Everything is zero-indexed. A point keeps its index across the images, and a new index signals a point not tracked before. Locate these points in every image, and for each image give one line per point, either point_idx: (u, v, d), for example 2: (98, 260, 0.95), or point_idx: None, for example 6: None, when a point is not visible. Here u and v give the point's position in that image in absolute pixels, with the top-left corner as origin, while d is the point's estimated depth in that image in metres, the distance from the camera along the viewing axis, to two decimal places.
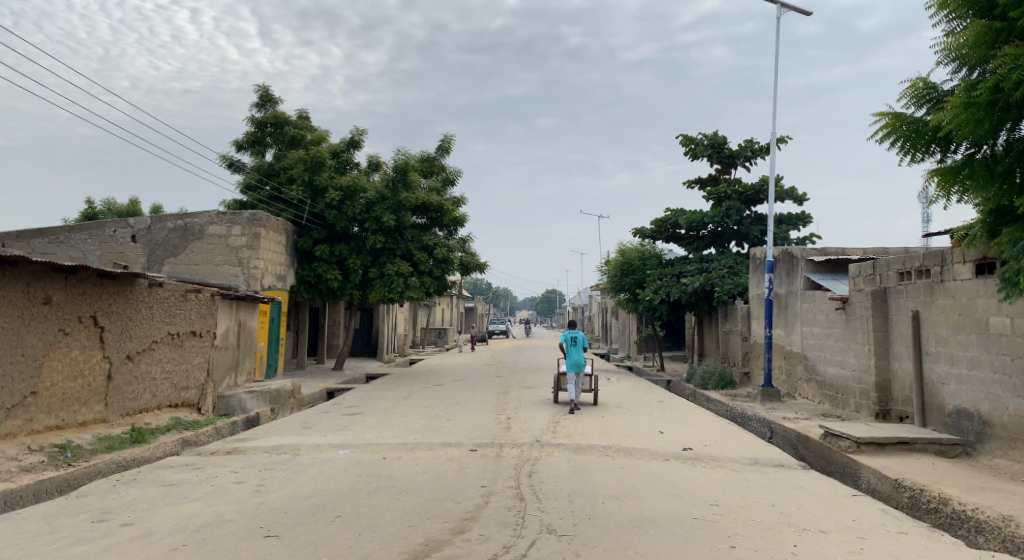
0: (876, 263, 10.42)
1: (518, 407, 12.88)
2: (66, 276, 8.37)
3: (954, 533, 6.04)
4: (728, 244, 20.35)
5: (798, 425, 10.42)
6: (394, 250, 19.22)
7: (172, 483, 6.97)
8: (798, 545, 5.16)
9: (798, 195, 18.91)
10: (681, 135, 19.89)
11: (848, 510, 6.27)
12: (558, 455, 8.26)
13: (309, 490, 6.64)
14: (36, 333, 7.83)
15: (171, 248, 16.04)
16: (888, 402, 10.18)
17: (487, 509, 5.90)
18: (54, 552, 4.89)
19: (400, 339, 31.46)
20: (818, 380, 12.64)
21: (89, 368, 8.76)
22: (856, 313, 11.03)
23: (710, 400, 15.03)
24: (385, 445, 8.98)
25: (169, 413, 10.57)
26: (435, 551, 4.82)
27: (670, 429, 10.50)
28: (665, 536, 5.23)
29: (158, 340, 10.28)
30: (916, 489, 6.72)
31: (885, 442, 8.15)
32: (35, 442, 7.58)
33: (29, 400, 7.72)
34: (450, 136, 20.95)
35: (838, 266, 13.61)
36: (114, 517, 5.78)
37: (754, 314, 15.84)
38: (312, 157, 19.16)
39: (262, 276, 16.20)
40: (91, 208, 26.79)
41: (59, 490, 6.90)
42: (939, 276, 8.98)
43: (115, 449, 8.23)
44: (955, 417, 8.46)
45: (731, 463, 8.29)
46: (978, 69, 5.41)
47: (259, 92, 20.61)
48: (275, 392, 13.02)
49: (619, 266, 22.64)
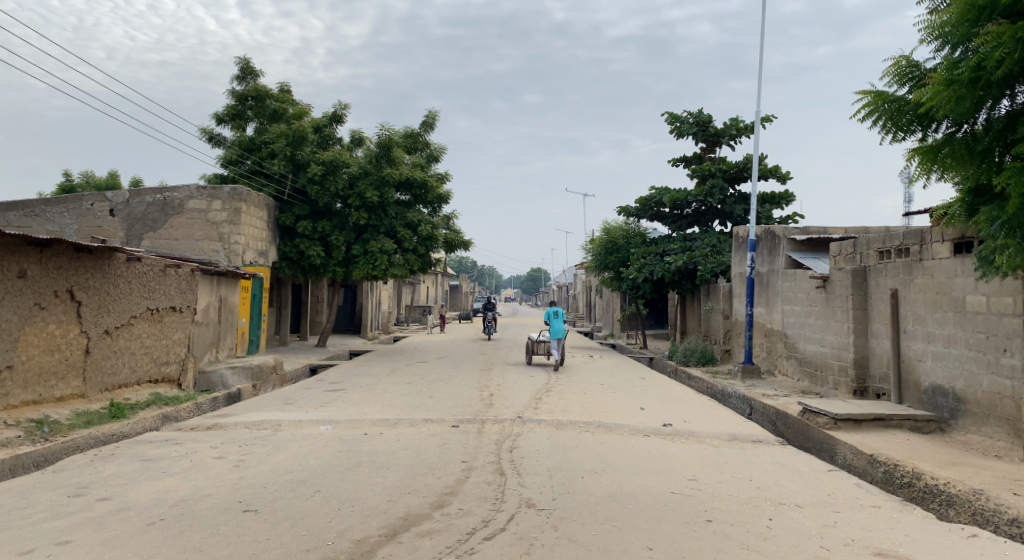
0: (856, 243, 10.53)
1: (500, 384, 12.96)
2: (41, 250, 8.21)
3: (926, 506, 6.15)
4: (711, 223, 20.41)
5: (777, 402, 10.55)
6: (377, 227, 19.10)
7: (151, 459, 6.91)
8: (775, 518, 5.22)
9: (781, 174, 18.94)
10: (666, 112, 19.85)
11: (824, 485, 6.36)
12: (539, 431, 8.30)
13: (289, 465, 6.62)
14: (11, 306, 7.70)
15: (151, 222, 15.79)
16: (866, 379, 10.30)
17: (467, 484, 5.92)
18: (25, 528, 4.84)
19: (386, 317, 31.45)
20: (798, 357, 12.77)
21: (65, 342, 8.63)
22: (836, 291, 11.10)
23: (692, 378, 15.16)
24: (366, 421, 8.98)
25: (148, 388, 10.47)
26: (414, 526, 4.82)
27: (651, 406, 10.58)
28: (641, 510, 5.27)
29: (137, 315, 10.16)
30: (891, 464, 6.82)
31: (861, 419, 8.25)
32: (11, 417, 7.50)
33: (5, 374, 7.61)
34: (434, 112, 20.75)
35: (819, 246, 13.70)
36: (90, 492, 5.73)
37: (736, 292, 15.88)
38: (294, 132, 18.95)
39: (243, 251, 16.06)
40: (69, 182, 26.32)
41: (36, 465, 6.80)
42: (918, 256, 9.05)
43: (93, 424, 8.14)
44: (931, 394, 8.59)
45: (710, 439, 8.35)
46: (961, 46, 5.38)
47: (239, 64, 20.24)
48: (257, 368, 12.92)
49: (603, 244, 22.66)
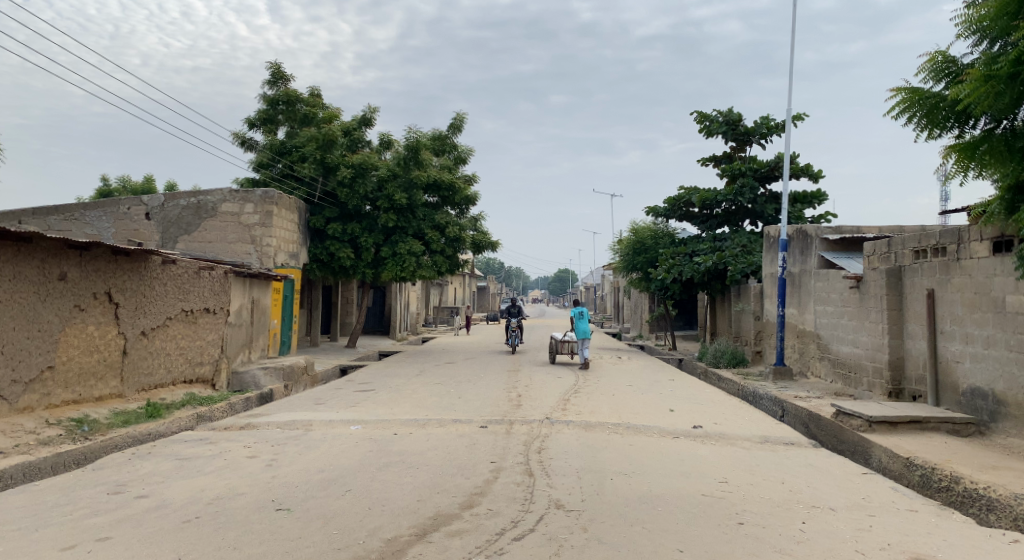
0: (891, 242, 10.33)
1: (528, 385, 12.98)
2: (80, 253, 8.42)
3: (965, 511, 6.02)
4: (742, 223, 20.17)
5: (810, 404, 10.40)
6: (405, 229, 19.26)
7: (186, 457, 7.06)
8: (808, 522, 5.15)
9: (813, 173, 18.65)
10: (694, 111, 19.67)
11: (859, 488, 6.24)
12: (568, 432, 8.30)
13: (320, 464, 6.71)
14: (52, 308, 7.93)
15: (185, 225, 16.14)
16: (902, 381, 10.10)
17: (496, 484, 5.94)
18: (67, 524, 4.97)
19: (414, 318, 31.66)
20: (830, 358, 12.58)
21: (103, 343, 8.85)
22: (870, 292, 10.90)
23: (722, 379, 15.00)
24: (396, 421, 9.07)
25: (183, 388, 10.70)
26: (443, 525, 4.86)
27: (681, 407, 10.50)
28: (671, 512, 5.23)
29: (173, 317, 10.37)
30: (928, 467, 6.68)
31: (897, 421, 8.09)
32: (53, 416, 7.72)
33: (46, 374, 7.85)
34: (462, 115, 20.86)
35: (853, 245, 13.46)
36: (129, 490, 5.87)
37: (766, 293, 15.67)
38: (324, 136, 19.18)
39: (275, 254, 16.27)
40: (107, 186, 27.00)
41: (76, 463, 6.99)
42: (955, 255, 8.85)
43: (131, 424, 8.33)
44: (969, 396, 8.39)
45: (741, 441, 8.26)
46: (1000, 41, 5.26)
47: (271, 69, 20.55)
48: (289, 369, 13.13)
49: (631, 244, 22.54)
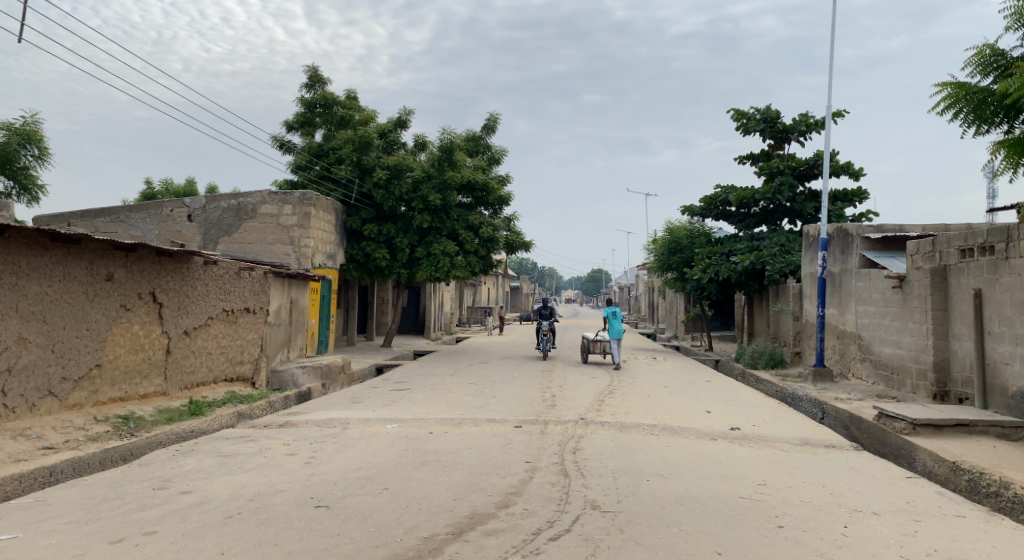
0: (935, 240, 10.06)
1: (563, 385, 12.96)
2: (126, 254, 8.67)
3: (1015, 518, 5.84)
4: (780, 222, 19.84)
5: (851, 406, 10.18)
6: (440, 229, 19.41)
7: (228, 454, 7.22)
8: (849, 526, 5.05)
9: (854, 170, 18.25)
10: (731, 109, 19.42)
11: (903, 493, 6.10)
12: (602, 433, 8.27)
13: (358, 462, 6.80)
14: (100, 308, 8.19)
15: (226, 227, 16.50)
16: (947, 383, 9.83)
17: (532, 484, 5.95)
18: (115, 518, 5.13)
19: (448, 318, 31.84)
20: (872, 360, 12.29)
21: (148, 342, 9.09)
22: (914, 292, 10.63)
23: (759, 380, 14.78)
24: (432, 420, 9.14)
25: (224, 387, 10.93)
26: (479, 524, 4.88)
27: (717, 409, 10.37)
28: (709, 515, 5.18)
29: (214, 316, 10.61)
30: (976, 472, 6.49)
31: (942, 425, 7.88)
32: (100, 413, 7.97)
33: (94, 372, 8.10)
34: (496, 115, 20.92)
35: (895, 244, 13.14)
36: (173, 485, 6.03)
37: (806, 293, 15.39)
38: (361, 138, 19.42)
39: (312, 254, 16.50)
40: (150, 189, 27.70)
41: (123, 458, 7.20)
42: (1004, 254, 8.58)
43: (174, 421, 8.55)
44: (1019, 399, 8.12)
45: (780, 443, 8.13)
46: None
47: (308, 72, 20.88)
48: (326, 368, 13.32)
49: (666, 244, 22.34)
